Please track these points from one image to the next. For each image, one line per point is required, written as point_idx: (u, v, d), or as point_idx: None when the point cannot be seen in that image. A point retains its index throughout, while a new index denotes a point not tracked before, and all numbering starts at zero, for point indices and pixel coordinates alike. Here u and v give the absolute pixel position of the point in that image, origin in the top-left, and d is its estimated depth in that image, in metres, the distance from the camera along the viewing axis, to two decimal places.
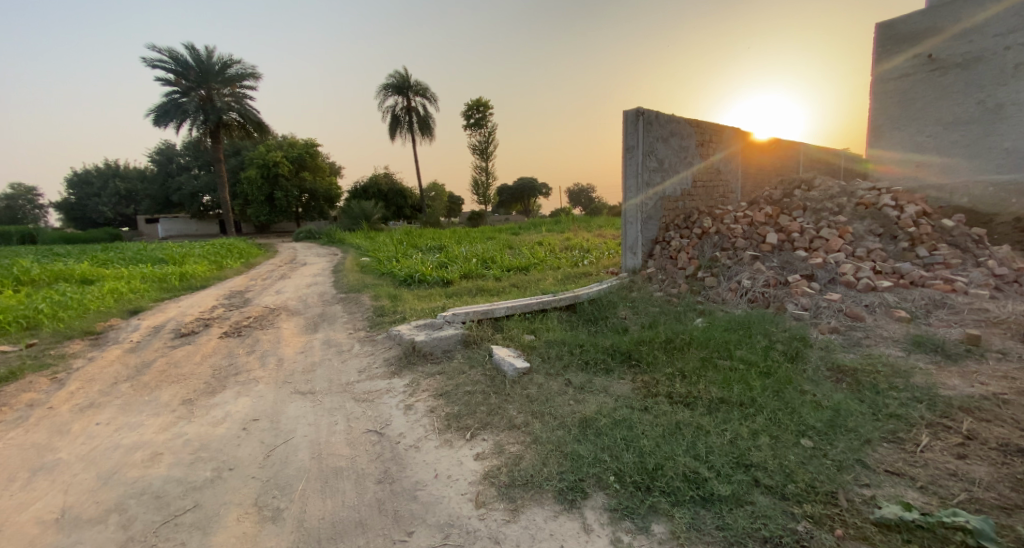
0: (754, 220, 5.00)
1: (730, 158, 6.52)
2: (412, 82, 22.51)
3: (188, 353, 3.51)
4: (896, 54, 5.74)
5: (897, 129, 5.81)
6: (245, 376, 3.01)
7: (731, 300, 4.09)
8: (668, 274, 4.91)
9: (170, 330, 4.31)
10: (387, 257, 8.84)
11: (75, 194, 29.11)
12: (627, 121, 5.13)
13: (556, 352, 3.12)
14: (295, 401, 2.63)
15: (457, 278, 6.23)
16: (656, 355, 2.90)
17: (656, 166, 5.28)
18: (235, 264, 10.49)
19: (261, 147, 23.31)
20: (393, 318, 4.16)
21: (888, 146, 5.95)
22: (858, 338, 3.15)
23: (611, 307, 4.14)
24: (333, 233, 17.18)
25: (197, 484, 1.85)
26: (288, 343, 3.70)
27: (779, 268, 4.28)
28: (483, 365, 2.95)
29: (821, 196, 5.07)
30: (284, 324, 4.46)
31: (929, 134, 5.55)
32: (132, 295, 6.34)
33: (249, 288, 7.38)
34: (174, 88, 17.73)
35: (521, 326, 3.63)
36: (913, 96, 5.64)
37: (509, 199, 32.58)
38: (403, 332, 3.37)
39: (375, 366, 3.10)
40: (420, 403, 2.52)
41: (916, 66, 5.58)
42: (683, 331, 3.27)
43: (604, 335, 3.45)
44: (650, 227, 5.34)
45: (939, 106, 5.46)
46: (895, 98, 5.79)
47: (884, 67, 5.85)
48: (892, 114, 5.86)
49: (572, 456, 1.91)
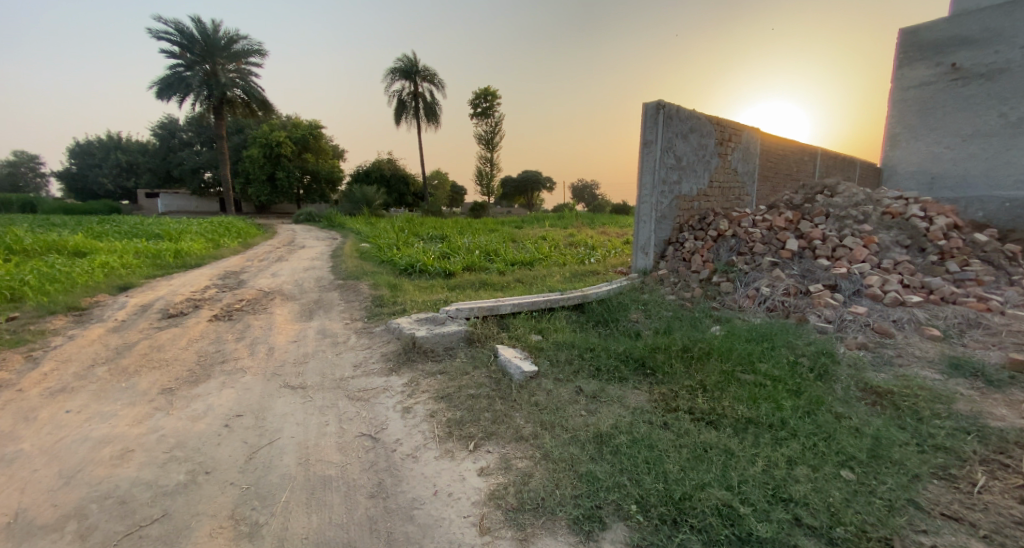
0: (773, 225, 4.79)
1: (747, 159, 6.30)
2: (421, 67, 22.13)
3: (174, 336, 3.30)
4: (922, 64, 6.35)
5: (914, 139, 6.50)
6: (232, 365, 2.80)
7: (749, 308, 3.89)
8: (680, 277, 4.71)
9: (157, 310, 4.09)
10: (388, 244, 8.61)
11: (77, 164, 28.83)
12: (647, 114, 4.89)
13: (565, 356, 2.92)
14: (284, 397, 2.43)
15: (460, 270, 6.02)
16: (673, 365, 2.71)
17: (674, 163, 5.05)
18: (232, 243, 10.26)
19: (265, 126, 22.94)
20: (393, 310, 3.96)
21: (903, 155, 6.67)
22: (889, 356, 2.97)
23: (623, 310, 3.93)
24: (334, 217, 16.93)
25: (168, 490, 1.64)
26: (281, 330, 3.49)
27: (800, 276, 4.09)
28: (488, 366, 2.75)
29: (846, 202, 4.85)
30: (279, 309, 4.25)
31: (946, 146, 6.18)
32: (123, 271, 6.11)
33: (245, 269, 7.15)
34: (178, 61, 17.31)
35: (527, 325, 3.42)
36: (934, 104, 6.26)
37: (513, 191, 32.21)
38: (404, 326, 3.18)
39: (371, 361, 2.90)
40: (419, 406, 2.31)
41: (940, 75, 6.17)
42: (701, 339, 3.07)
43: (616, 339, 3.24)
44: (664, 227, 5.12)
45: (960, 117, 6.03)
46: (915, 106, 6.44)
47: (908, 75, 6.48)
48: (908, 124, 6.56)
49: (588, 477, 1.71)
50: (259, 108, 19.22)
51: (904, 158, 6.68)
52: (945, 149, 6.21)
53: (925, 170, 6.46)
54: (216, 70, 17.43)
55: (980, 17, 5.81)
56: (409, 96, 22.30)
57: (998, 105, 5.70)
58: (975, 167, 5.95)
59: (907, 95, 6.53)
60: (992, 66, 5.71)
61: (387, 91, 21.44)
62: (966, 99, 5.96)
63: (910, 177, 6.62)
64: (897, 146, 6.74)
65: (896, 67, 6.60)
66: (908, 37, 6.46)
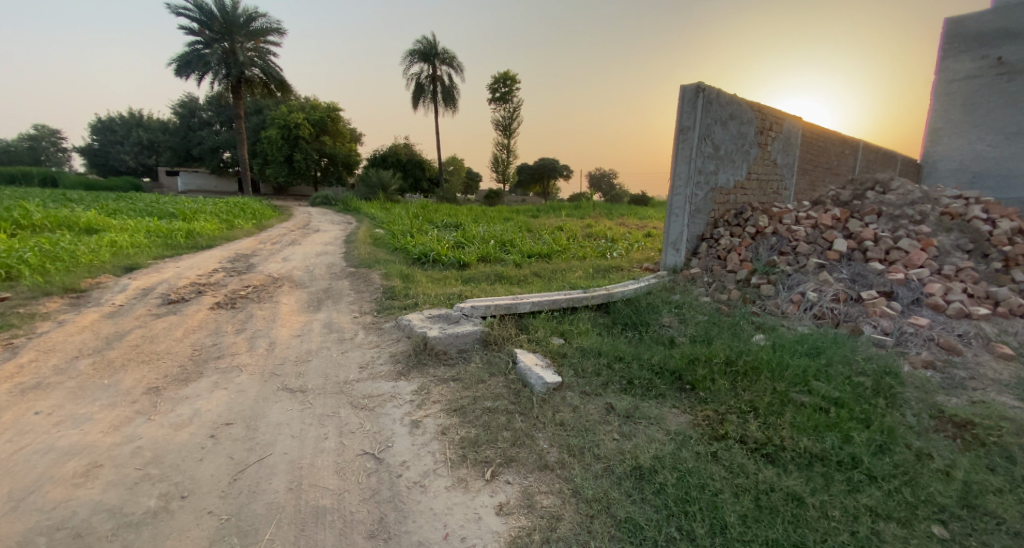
0: (818, 222, 4.38)
1: (787, 150, 5.86)
2: (440, 49, 21.66)
3: (171, 326, 3.11)
4: (968, 56, 6.31)
5: (956, 135, 6.56)
6: (228, 362, 2.59)
7: (793, 314, 3.53)
8: (714, 277, 4.36)
9: (159, 295, 3.91)
10: (403, 231, 8.35)
11: (99, 140, 29.21)
12: (685, 98, 4.50)
13: (591, 364, 2.63)
14: (281, 402, 2.19)
15: (475, 260, 5.73)
16: (716, 381, 2.40)
17: (711, 153, 4.66)
18: (246, 225, 10.14)
19: (283, 107, 22.77)
20: (404, 303, 3.69)
21: (946, 150, 6.74)
22: (960, 378, 2.49)
23: (653, 312, 3.61)
24: (349, 201, 16.76)
25: (133, 520, 1.42)
26: (284, 322, 3.27)
27: (850, 280, 3.69)
28: (506, 374, 2.46)
29: (900, 200, 4.38)
30: (284, 298, 4.04)
31: (989, 143, 6.22)
32: (133, 251, 5.99)
33: (256, 252, 6.99)
34: (197, 38, 17.19)
35: (548, 326, 3.13)
36: (978, 99, 6.25)
37: (529, 179, 31.64)
38: (415, 325, 2.91)
39: (379, 362, 2.63)
40: (430, 419, 2.05)
41: (984, 68, 6.16)
42: (745, 350, 2.75)
43: (647, 346, 2.94)
44: (697, 221, 4.76)
45: (1003, 113, 6.04)
46: (958, 99, 6.44)
47: (952, 67, 6.46)
48: (951, 119, 6.57)
49: (629, 526, 1.43)
50: (276, 88, 19.07)
51: (944, 155, 6.76)
52: (988, 147, 6.24)
53: (966, 169, 6.55)
54: (235, 48, 17.25)
55: None
56: (428, 79, 21.88)
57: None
58: (1017, 167, 5.98)
59: (951, 88, 6.50)
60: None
61: (405, 73, 21.06)
62: (1010, 95, 5.95)
63: (951, 175, 6.75)
64: (939, 141, 6.78)
65: (940, 59, 6.58)
66: (953, 27, 6.41)
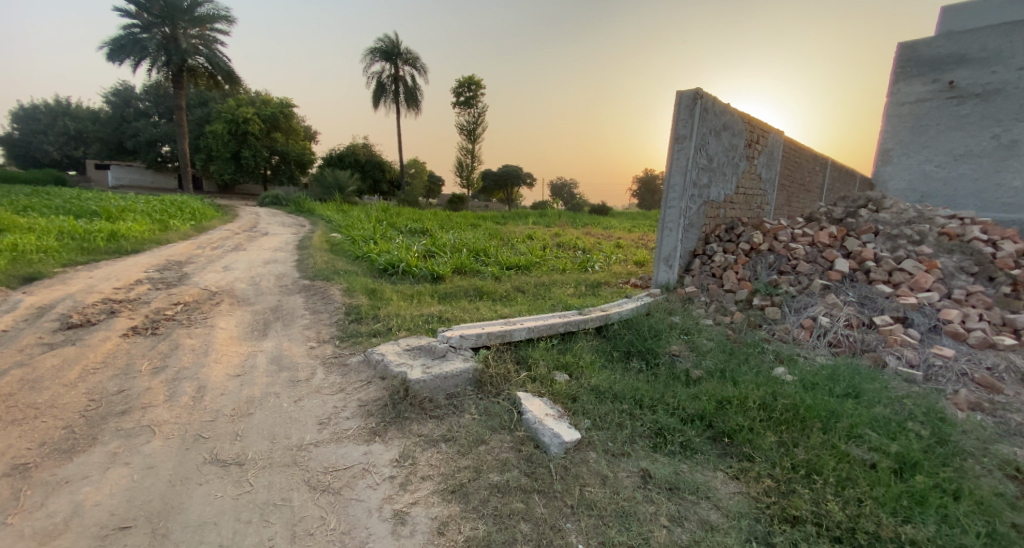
0: (816, 240, 4.22)
1: (770, 164, 5.75)
2: (403, 49, 20.89)
3: (63, 361, 2.34)
4: (920, 79, 6.51)
5: (907, 155, 6.69)
6: (136, 417, 1.89)
7: (806, 341, 3.28)
8: (711, 296, 4.06)
9: (55, 315, 3.07)
10: (364, 236, 7.62)
11: (17, 127, 26.12)
12: (681, 104, 4.20)
13: (609, 411, 2.18)
14: (207, 484, 1.57)
15: (449, 273, 5.17)
16: (761, 435, 2.04)
17: (705, 164, 4.39)
18: (184, 226, 9.01)
19: (232, 100, 21.07)
20: (371, 328, 3.10)
21: (897, 170, 6.85)
22: (1017, 424, 2.31)
23: (658, 336, 3.20)
24: (303, 201, 15.60)
25: None
26: (219, 357, 2.57)
27: (858, 303, 3.53)
28: (512, 430, 1.97)
29: (896, 220, 4.35)
30: (224, 320, 3.32)
31: (938, 164, 6.42)
32: (36, 256, 4.97)
33: (192, 259, 6.06)
34: (133, 20, 15.53)
35: (547, 357, 2.65)
36: (928, 121, 6.46)
37: (493, 185, 31.13)
38: (391, 363, 2.36)
39: (345, 415, 2.05)
40: (423, 508, 1.51)
41: (936, 92, 6.37)
42: (776, 389, 2.42)
43: (664, 384, 2.54)
44: (690, 236, 4.46)
45: (952, 136, 6.27)
46: (909, 121, 6.62)
47: (905, 90, 6.65)
48: (902, 140, 6.73)
49: None
50: (225, 80, 17.59)
51: (895, 174, 6.87)
52: (936, 167, 6.45)
53: (915, 188, 6.68)
54: (177, 34, 15.68)
55: (977, 36, 6.01)
56: (390, 79, 21.01)
57: (991, 126, 5.96)
58: (964, 188, 6.24)
59: (903, 110, 6.68)
60: (988, 87, 5.95)
61: (365, 70, 20.06)
62: (961, 118, 6.19)
63: (900, 194, 6.84)
64: (889, 161, 6.92)
65: (893, 82, 6.75)
66: (906, 52, 6.61)
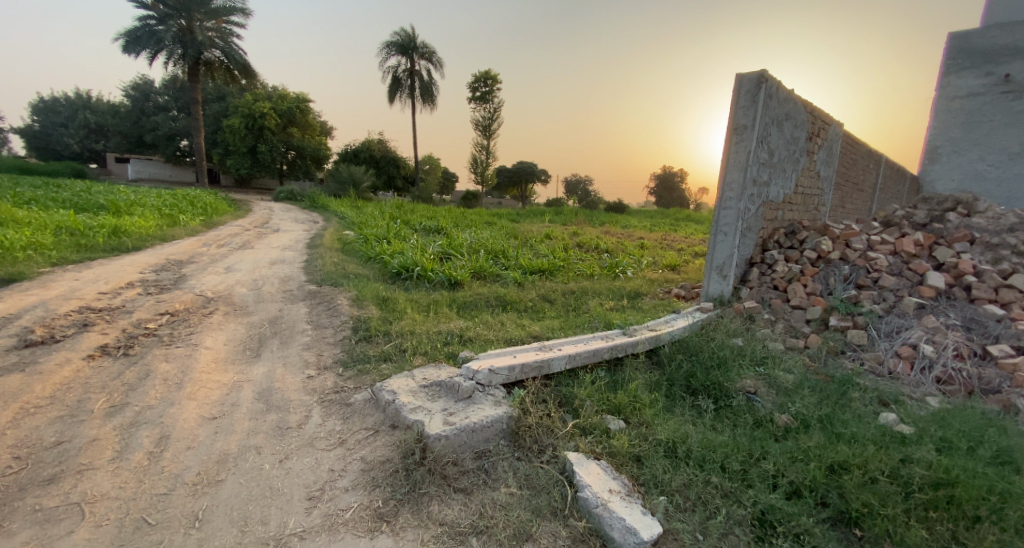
0: (900, 248, 3.60)
1: (829, 161, 5.11)
2: (420, 42, 20.44)
3: (1, 398, 1.90)
4: (974, 71, 6.21)
5: (956, 153, 6.49)
6: (65, 489, 1.43)
7: (907, 375, 2.69)
8: (776, 313, 3.47)
9: (15, 330, 2.63)
10: (377, 235, 7.16)
11: (41, 120, 26.43)
12: (742, 88, 3.61)
13: (693, 483, 1.65)
14: None
15: (468, 279, 4.66)
16: (910, 530, 1.47)
17: (766, 159, 3.79)
18: (192, 221, 8.67)
19: (250, 95, 20.85)
20: (380, 351, 2.59)
21: (945, 169, 6.65)
22: None
23: (725, 366, 2.62)
24: (315, 197, 15.28)
25: None
26: (195, 391, 2.09)
27: (964, 327, 2.91)
28: (568, 519, 1.44)
29: (992, 226, 3.71)
30: (211, 335, 2.86)
31: (991, 163, 6.20)
32: (23, 253, 4.59)
33: (194, 258, 5.65)
34: (150, 12, 15.32)
35: (596, 396, 2.12)
36: (980, 117, 6.20)
37: (508, 182, 30.49)
38: (403, 407, 1.86)
39: (344, 485, 1.55)
40: None
41: (989, 86, 6.10)
42: (901, 451, 1.84)
43: (750, 437, 1.99)
44: (747, 242, 3.86)
45: (1006, 133, 6.02)
46: (960, 117, 6.37)
47: (955, 83, 6.38)
48: (952, 138, 6.50)
49: None
50: (241, 74, 17.33)
51: (944, 172, 6.68)
52: (989, 167, 6.23)
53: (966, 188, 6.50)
54: (193, 27, 15.48)
55: None
56: (405, 73, 20.66)
57: None
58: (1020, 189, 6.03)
59: (953, 105, 6.41)
60: None
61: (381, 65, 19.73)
62: (1015, 114, 5.92)
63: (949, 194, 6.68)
64: (938, 159, 6.70)
65: (942, 75, 6.47)
66: (957, 43, 6.33)
